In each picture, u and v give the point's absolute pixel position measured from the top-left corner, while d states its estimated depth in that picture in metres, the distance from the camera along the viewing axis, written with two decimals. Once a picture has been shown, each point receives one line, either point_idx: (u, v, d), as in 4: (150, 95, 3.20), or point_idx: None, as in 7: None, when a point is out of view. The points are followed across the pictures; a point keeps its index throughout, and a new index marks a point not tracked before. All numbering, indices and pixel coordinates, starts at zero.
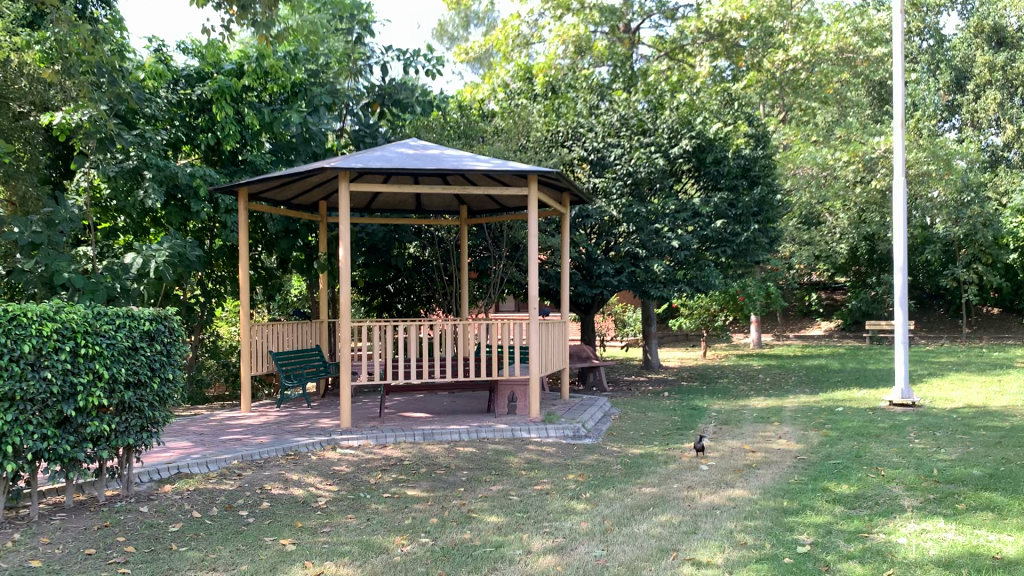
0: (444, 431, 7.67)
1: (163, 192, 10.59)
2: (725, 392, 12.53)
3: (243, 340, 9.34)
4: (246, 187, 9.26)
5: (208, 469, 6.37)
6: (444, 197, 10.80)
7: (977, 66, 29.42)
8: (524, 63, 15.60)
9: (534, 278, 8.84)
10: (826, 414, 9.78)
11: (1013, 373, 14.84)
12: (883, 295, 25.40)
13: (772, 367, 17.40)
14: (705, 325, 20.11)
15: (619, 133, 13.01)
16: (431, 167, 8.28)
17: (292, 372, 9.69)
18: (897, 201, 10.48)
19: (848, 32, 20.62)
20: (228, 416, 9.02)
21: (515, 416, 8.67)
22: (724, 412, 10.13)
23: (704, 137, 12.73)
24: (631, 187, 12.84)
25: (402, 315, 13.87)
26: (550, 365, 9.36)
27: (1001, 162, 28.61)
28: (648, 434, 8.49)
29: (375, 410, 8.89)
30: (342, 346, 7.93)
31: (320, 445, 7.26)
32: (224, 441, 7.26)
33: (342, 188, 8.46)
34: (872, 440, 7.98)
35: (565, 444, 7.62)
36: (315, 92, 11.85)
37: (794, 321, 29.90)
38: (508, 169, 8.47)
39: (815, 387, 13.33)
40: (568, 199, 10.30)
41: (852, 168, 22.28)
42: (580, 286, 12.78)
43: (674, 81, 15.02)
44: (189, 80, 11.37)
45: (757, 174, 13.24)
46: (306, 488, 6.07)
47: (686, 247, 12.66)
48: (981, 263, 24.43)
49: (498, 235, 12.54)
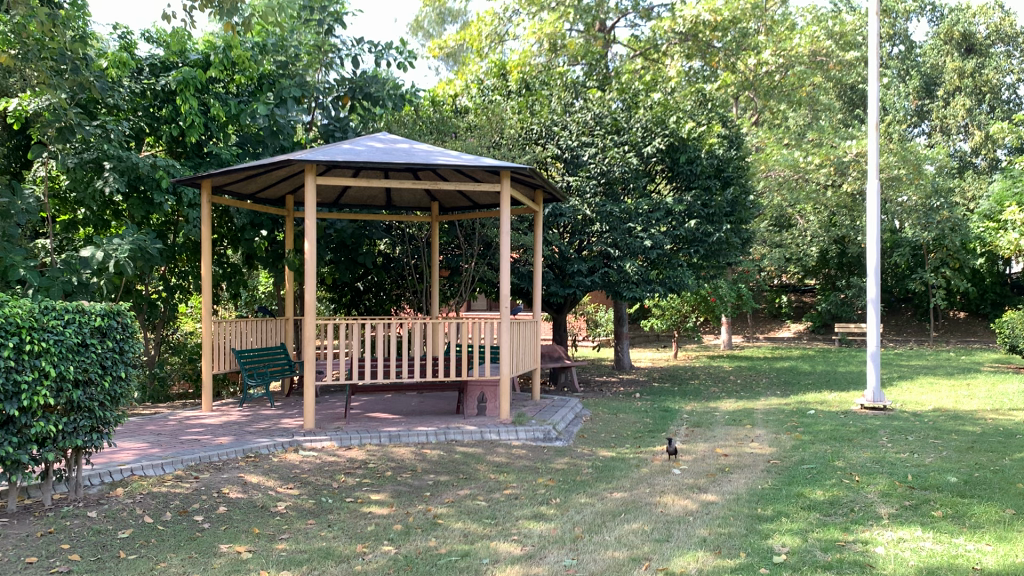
0: (411, 433, 7.47)
1: (125, 183, 10.23)
2: (697, 393, 12.44)
3: (205, 336, 9.07)
4: (209, 179, 9.00)
5: (164, 471, 6.11)
6: (415, 192, 10.59)
7: (946, 73, 29.79)
8: (498, 59, 15.41)
9: (506, 277, 8.66)
10: (798, 417, 9.72)
11: (980, 377, 14.94)
12: (852, 298, 25.57)
13: (743, 369, 17.39)
14: (676, 326, 20.07)
15: (593, 132, 12.85)
16: (400, 161, 8.06)
17: (256, 370, 9.44)
18: (870, 204, 10.46)
19: (823, 35, 20.68)
20: (188, 415, 8.74)
21: (484, 417, 8.48)
22: (696, 414, 10.02)
23: (677, 136, 12.67)
24: (605, 187, 12.72)
25: (371, 313, 13.64)
26: (521, 366, 9.18)
27: (969, 168, 28.98)
28: (619, 436, 8.35)
29: (340, 410, 8.66)
30: (307, 345, 7.69)
31: (282, 447, 7.03)
32: (183, 442, 7.01)
33: (308, 182, 8.23)
34: (844, 444, 7.91)
35: (535, 446, 7.45)
36: (284, 84, 11.53)
37: (764, 323, 30.00)
38: (480, 165, 8.28)
39: (786, 389, 13.30)
40: (541, 197, 10.15)
41: (823, 171, 22.39)
42: (551, 286, 12.63)
43: (649, 80, 14.89)
44: (153, 69, 11.06)
45: (731, 175, 13.17)
46: (266, 492, 5.84)
47: (659, 247, 12.55)
48: (949, 267, 24.68)
49: (470, 233, 12.34)
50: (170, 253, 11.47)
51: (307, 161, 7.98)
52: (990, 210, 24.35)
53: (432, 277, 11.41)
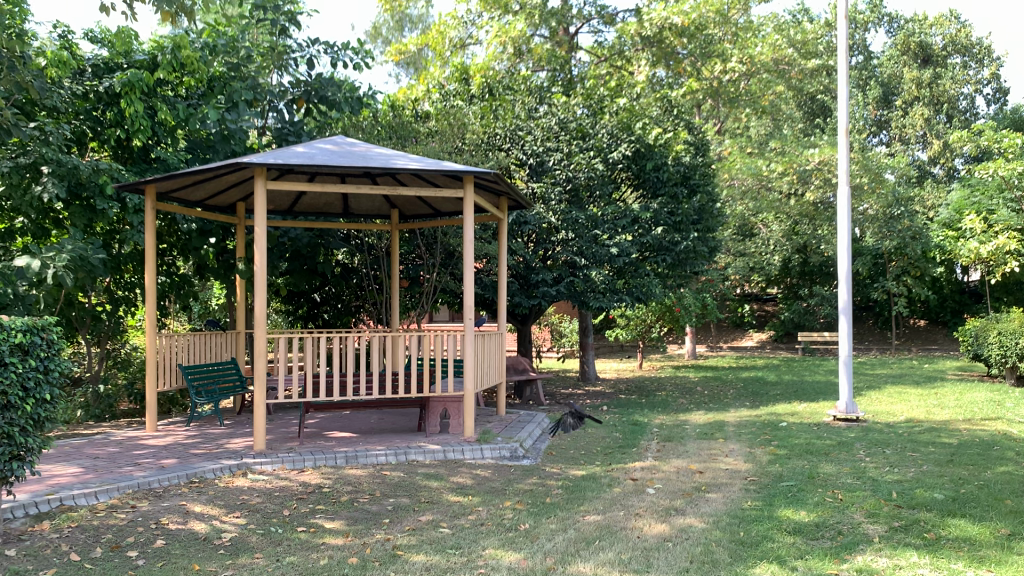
0: (369, 453, 7.02)
1: (65, 188, 9.59)
2: (665, 405, 12.13)
3: (148, 351, 8.52)
4: (153, 185, 8.48)
5: (97, 500, 5.58)
6: (374, 199, 10.17)
7: (905, 83, 30.11)
8: (460, 63, 15.05)
9: (469, 287, 8.24)
10: (771, 429, 9.45)
11: (947, 386, 14.86)
12: (815, 306, 25.58)
13: (709, 380, 17.15)
14: (641, 336, 19.82)
15: (558, 137, 12.49)
16: (357, 166, 7.64)
17: (203, 387, 8.90)
18: (840, 210, 10.27)
19: (785, 44, 20.67)
20: (130, 436, 8.19)
21: (447, 435, 8.05)
22: (667, 428, 9.70)
23: (644, 142, 12.44)
24: (570, 193, 12.38)
25: (328, 326, 13.15)
26: (486, 380, 8.77)
27: (927, 177, 29.27)
28: (588, 453, 7.97)
29: (293, 429, 8.17)
30: (257, 361, 7.22)
31: (229, 471, 6.54)
32: (121, 467, 6.48)
33: (258, 187, 7.76)
34: (822, 459, 7.63)
35: (501, 466, 7.05)
36: (236, 87, 11.04)
37: (727, 332, 29.93)
38: (442, 170, 7.88)
39: (755, 400, 13.07)
40: (505, 203, 9.78)
41: (786, 179, 22.38)
42: (516, 296, 12.24)
43: (614, 86, 14.64)
44: (96, 70, 10.48)
45: (697, 182, 12.96)
46: (209, 522, 5.35)
47: (626, 255, 12.25)
48: (909, 276, 24.83)
49: (431, 241, 11.92)
50: (114, 264, 10.87)
51: (257, 163, 7.53)
52: (949, 219, 24.56)
53: (392, 288, 10.96)
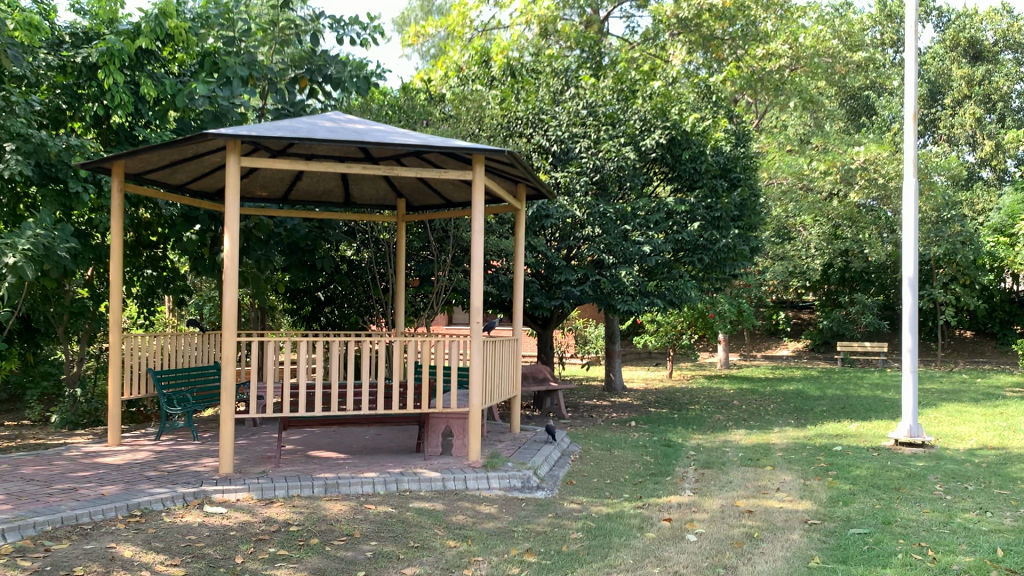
0: (353, 481, 5.89)
1: (31, 167, 8.68)
2: (700, 422, 10.93)
3: (111, 353, 7.50)
4: (122, 163, 7.47)
5: (5, 541, 4.49)
6: (376, 183, 9.10)
7: (954, 80, 28.54)
8: (481, 45, 13.88)
9: (479, 287, 7.10)
10: (826, 455, 8.26)
11: (1013, 405, 13.43)
12: (855, 315, 24.18)
13: (745, 392, 15.90)
14: (671, 343, 18.61)
15: (585, 122, 11.28)
16: (347, 139, 6.51)
17: (177, 396, 7.83)
18: (907, 206, 9.03)
19: (829, 35, 19.19)
20: (90, 450, 7.15)
21: (449, 458, 6.88)
22: (705, 451, 8.51)
23: (681, 129, 11.27)
24: (597, 186, 11.19)
25: (334, 327, 12.12)
26: (497, 393, 7.61)
27: (976, 181, 27.90)
28: (615, 482, 6.80)
29: (274, 447, 7.04)
30: (225, 369, 6.13)
31: (182, 502, 5.41)
32: (55, 492, 5.39)
33: (231, 162, 6.67)
34: (893, 496, 6.40)
35: (509, 500, 5.89)
36: (229, 63, 10.05)
37: (760, 339, 28.55)
38: (448, 146, 6.72)
39: (799, 416, 11.84)
40: (524, 191, 8.62)
41: (830, 179, 20.99)
42: (536, 297, 11.05)
43: (647, 70, 13.48)
44: (75, 41, 9.64)
45: (739, 176, 11.84)
46: (138, 572, 4.22)
47: (659, 254, 11.06)
48: (959, 283, 23.34)
49: (443, 235, 10.81)
50: (96, 256, 9.86)
51: (233, 134, 6.45)
52: (1001, 224, 23.09)
53: (397, 288, 9.83)
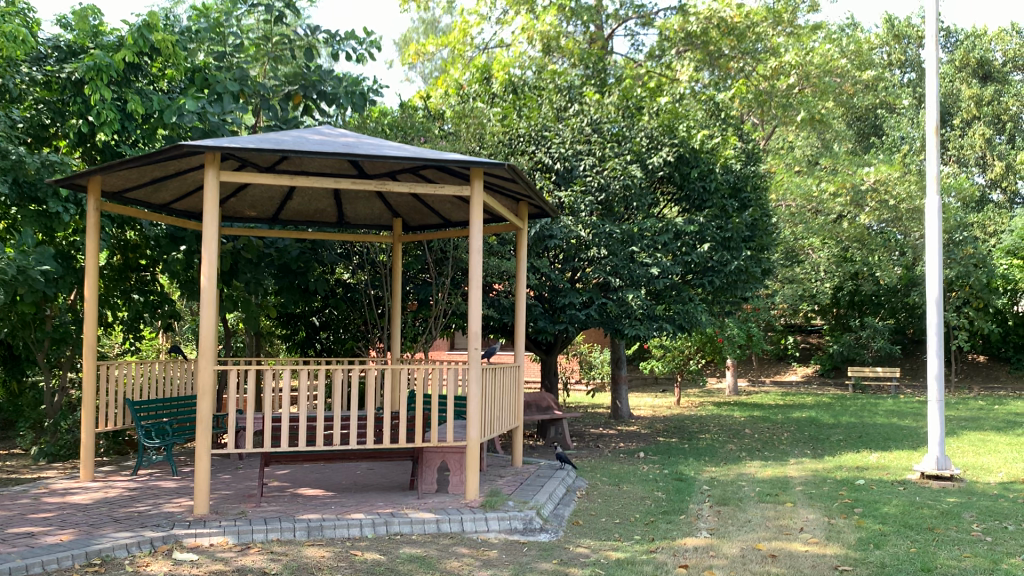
0: (339, 524, 5.39)
1: (8, 185, 8.28)
2: (712, 453, 10.42)
3: (86, 383, 7.03)
4: (97, 179, 7.03)
5: None
6: (370, 201, 8.66)
7: (962, 101, 28.19)
8: (483, 62, 13.49)
9: (477, 310, 6.62)
10: (850, 490, 7.75)
11: None
12: (865, 339, 23.66)
13: (756, 419, 15.37)
14: (679, 369, 18.09)
15: (590, 140, 10.89)
16: (335, 152, 6.04)
17: (156, 428, 7.31)
18: (931, 223, 8.57)
19: (838, 53, 18.79)
20: (60, 487, 6.66)
21: (443, 497, 6.37)
22: (719, 485, 7.99)
23: (689, 146, 10.85)
24: (602, 205, 10.75)
25: (329, 352, 11.63)
26: (498, 425, 7.12)
27: (988, 203, 27.48)
28: (625, 521, 6.28)
29: (257, 483, 6.54)
30: (201, 401, 5.65)
31: (149, 548, 4.91)
32: (9, 536, 4.89)
33: (209, 177, 6.15)
34: (928, 538, 5.87)
35: (510, 544, 5.37)
36: (220, 78, 9.79)
37: (768, 364, 27.98)
38: (444, 159, 6.26)
39: (816, 446, 11.31)
40: (526, 210, 8.16)
41: (839, 200, 20.25)
42: (539, 321, 10.59)
43: (653, 86, 13.11)
44: (59, 55, 9.30)
45: (749, 195, 11.40)
46: None
47: (667, 276, 10.59)
48: (972, 307, 22.82)
49: (441, 257, 10.37)
50: (78, 279, 9.44)
51: (211, 147, 5.93)
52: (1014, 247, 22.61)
53: (394, 313, 9.37)
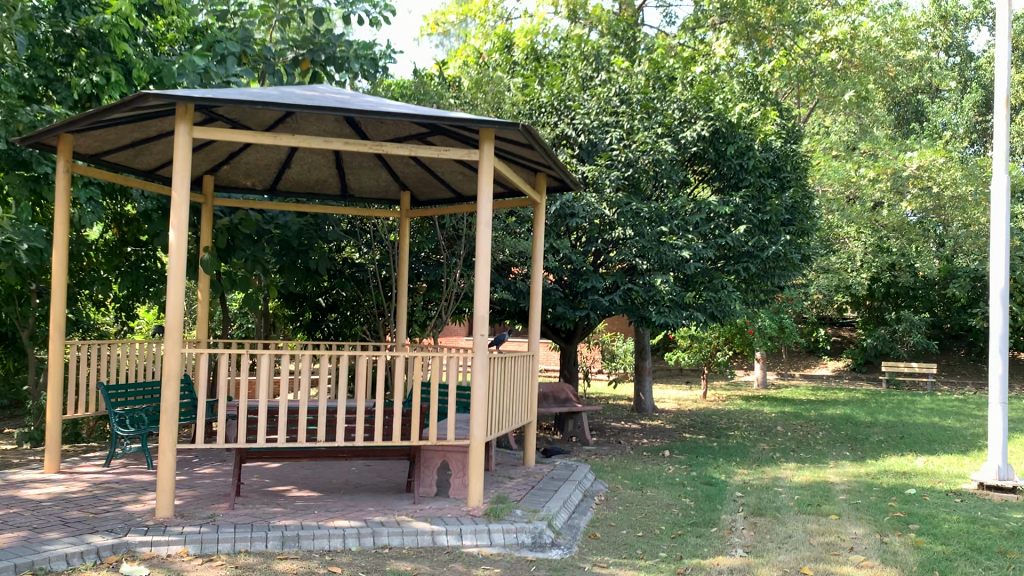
0: (318, 533, 4.67)
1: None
2: (743, 453, 9.63)
3: (54, 364, 6.36)
4: (68, 136, 6.33)
5: None
6: (374, 169, 7.91)
7: (1011, 86, 26.91)
8: (505, 29, 12.68)
9: (486, 291, 5.85)
10: (902, 501, 6.95)
11: None
12: (901, 333, 22.69)
13: (788, 415, 14.52)
14: (706, 361, 17.25)
15: (617, 111, 10.06)
16: (328, 107, 5.25)
17: (134, 416, 6.62)
18: (997, 205, 7.67)
19: (881, 31, 17.79)
20: (22, 479, 6.00)
21: (443, 501, 5.63)
22: (754, 491, 7.20)
23: (726, 120, 9.95)
24: (629, 183, 9.93)
25: (337, 336, 10.91)
26: (508, 421, 6.38)
27: None
28: (649, 535, 5.52)
29: (236, 483, 5.83)
30: (167, 388, 4.96)
31: (95, 558, 4.24)
32: None
33: (184, 132, 5.38)
34: (1003, 565, 5.04)
35: (513, 563, 4.63)
36: (221, 37, 9.06)
37: (798, 357, 27.01)
38: (452, 117, 5.46)
39: (855, 447, 10.47)
40: (545, 182, 7.37)
41: (879, 185, 19.22)
42: (558, 306, 9.82)
43: (687, 55, 12.24)
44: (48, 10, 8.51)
45: (789, 176, 10.55)
46: None
47: (698, 261, 9.77)
48: (1016, 302, 21.71)
49: (454, 235, 9.61)
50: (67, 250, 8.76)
51: (185, 98, 5.15)
52: None
53: (400, 294, 8.65)
